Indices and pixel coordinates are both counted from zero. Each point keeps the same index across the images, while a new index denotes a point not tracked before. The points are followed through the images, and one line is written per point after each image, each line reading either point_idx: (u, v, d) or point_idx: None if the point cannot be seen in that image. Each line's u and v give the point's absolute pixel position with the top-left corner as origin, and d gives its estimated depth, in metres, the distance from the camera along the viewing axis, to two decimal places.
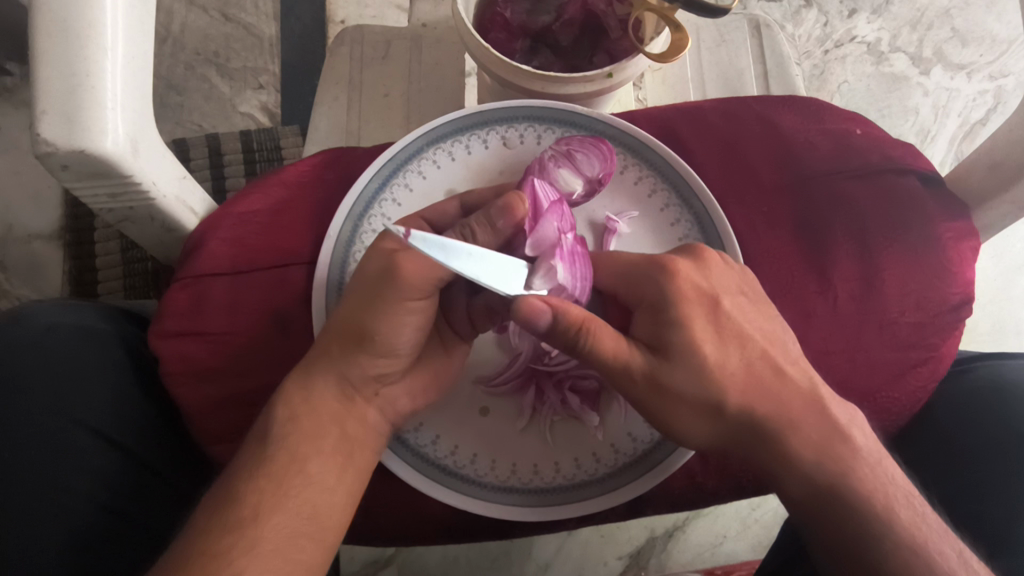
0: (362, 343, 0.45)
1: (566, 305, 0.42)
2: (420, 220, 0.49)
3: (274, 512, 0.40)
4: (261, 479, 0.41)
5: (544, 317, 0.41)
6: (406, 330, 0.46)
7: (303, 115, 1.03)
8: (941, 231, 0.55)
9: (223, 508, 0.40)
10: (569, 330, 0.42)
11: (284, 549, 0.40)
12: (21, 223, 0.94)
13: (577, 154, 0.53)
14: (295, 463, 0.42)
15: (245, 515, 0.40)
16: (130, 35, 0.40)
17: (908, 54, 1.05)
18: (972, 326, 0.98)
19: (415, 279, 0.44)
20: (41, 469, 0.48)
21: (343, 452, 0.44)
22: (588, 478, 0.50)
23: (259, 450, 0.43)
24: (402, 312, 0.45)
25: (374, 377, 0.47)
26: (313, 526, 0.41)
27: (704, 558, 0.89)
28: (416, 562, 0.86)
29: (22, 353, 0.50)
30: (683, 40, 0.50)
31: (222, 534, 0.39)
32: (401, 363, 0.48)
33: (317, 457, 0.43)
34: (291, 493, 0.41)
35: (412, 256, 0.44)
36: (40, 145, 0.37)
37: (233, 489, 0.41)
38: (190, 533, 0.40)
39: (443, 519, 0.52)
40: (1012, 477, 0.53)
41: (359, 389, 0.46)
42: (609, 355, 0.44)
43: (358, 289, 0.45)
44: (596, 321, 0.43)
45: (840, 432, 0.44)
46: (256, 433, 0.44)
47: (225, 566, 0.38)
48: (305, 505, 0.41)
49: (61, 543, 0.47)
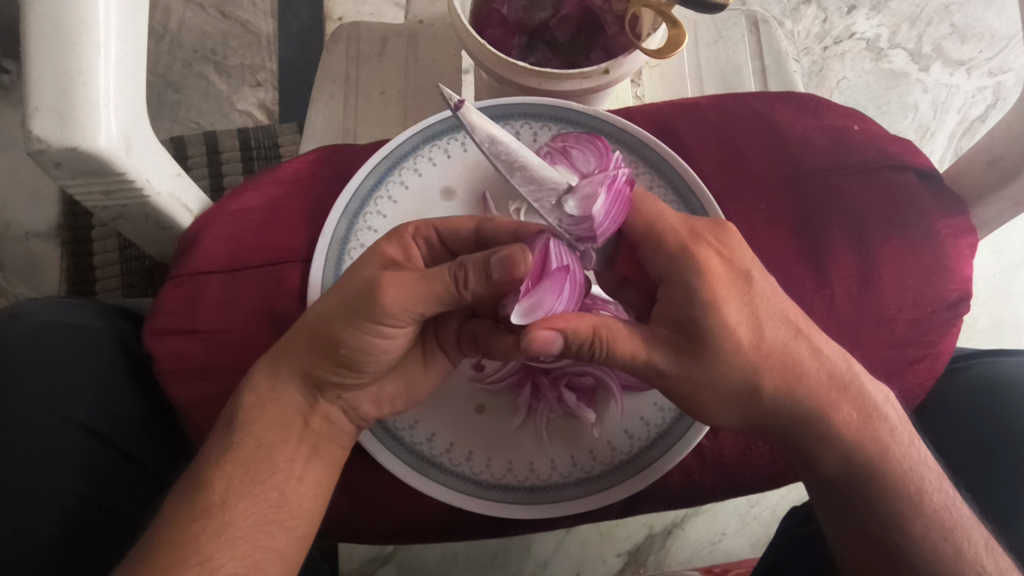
0: (329, 353, 0.44)
1: (575, 323, 0.41)
2: (431, 231, 0.47)
3: (242, 497, 0.42)
4: (229, 465, 0.42)
5: (555, 344, 0.40)
6: (376, 350, 0.44)
7: (301, 111, 1.03)
8: (940, 227, 0.55)
9: (194, 495, 0.41)
10: (581, 345, 0.42)
11: (252, 537, 0.41)
12: (19, 222, 0.94)
13: (573, 151, 0.49)
14: (262, 451, 0.44)
15: (213, 502, 0.41)
16: (124, 31, 0.40)
17: (908, 50, 1.04)
18: (971, 322, 0.98)
19: (395, 308, 0.42)
20: (33, 468, 0.48)
21: (306, 445, 0.45)
22: (585, 476, 0.50)
23: (225, 435, 0.44)
24: (378, 332, 0.43)
25: (334, 383, 0.45)
26: (281, 514, 0.43)
27: (704, 554, 0.89)
28: (415, 560, 0.86)
29: (17, 350, 0.50)
30: (679, 36, 0.49)
31: (187, 521, 0.40)
32: (368, 376, 0.46)
33: (282, 444, 0.44)
34: (259, 480, 0.43)
35: (398, 279, 0.42)
36: (32, 142, 0.37)
37: (200, 477, 0.42)
38: (162, 520, 0.41)
39: (437, 516, 0.52)
40: (1010, 472, 0.52)
41: (322, 391, 0.46)
42: (628, 356, 0.43)
43: (336, 297, 0.43)
44: (610, 327, 0.42)
45: (826, 426, 0.45)
46: (222, 419, 0.45)
47: (192, 553, 0.39)
48: (273, 493, 0.43)
49: (52, 541, 0.47)
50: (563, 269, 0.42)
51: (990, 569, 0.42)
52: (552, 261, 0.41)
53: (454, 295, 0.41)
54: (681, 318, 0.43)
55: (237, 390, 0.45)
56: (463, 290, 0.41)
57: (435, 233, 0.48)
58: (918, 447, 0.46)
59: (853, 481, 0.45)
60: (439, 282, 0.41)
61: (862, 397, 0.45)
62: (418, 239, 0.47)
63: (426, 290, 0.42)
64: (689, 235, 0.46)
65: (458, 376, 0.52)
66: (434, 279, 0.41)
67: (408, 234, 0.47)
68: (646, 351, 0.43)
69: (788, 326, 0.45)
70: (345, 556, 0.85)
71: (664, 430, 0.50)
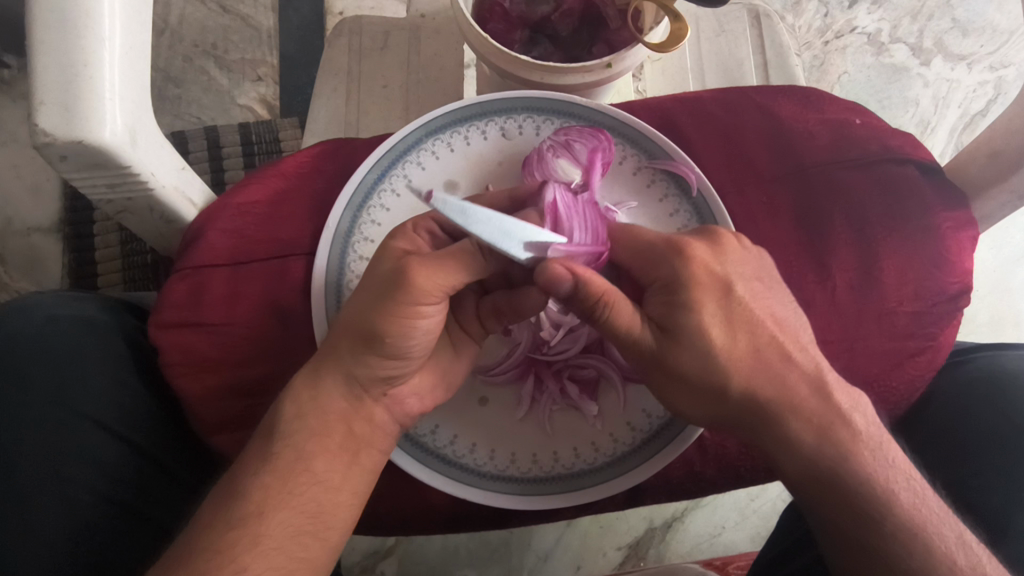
0: (369, 345, 0.44)
1: (590, 275, 0.42)
2: (432, 222, 0.47)
3: (279, 509, 0.41)
4: (268, 475, 0.41)
5: (565, 284, 0.41)
6: (418, 335, 0.44)
7: (303, 105, 1.02)
8: (940, 220, 0.56)
9: (231, 504, 0.40)
10: (589, 299, 0.43)
11: (287, 547, 0.40)
12: (20, 216, 0.94)
13: (575, 145, 0.53)
14: (301, 462, 0.42)
15: (250, 511, 0.40)
16: (128, 27, 0.40)
17: (909, 44, 1.05)
18: (971, 317, 0.98)
19: (429, 286, 0.42)
20: (44, 463, 0.48)
21: (348, 452, 0.44)
22: (587, 467, 0.51)
23: (265, 444, 0.43)
24: (414, 316, 0.43)
25: (381, 378, 0.45)
26: (317, 524, 0.42)
27: (703, 547, 0.90)
28: (416, 554, 0.87)
29: (24, 344, 0.51)
30: (683, 29, 0.49)
31: (218, 530, 0.39)
32: (413, 364, 0.46)
33: (321, 454, 0.43)
34: (296, 491, 0.41)
35: (426, 261, 0.43)
36: (38, 136, 0.37)
37: (242, 484, 0.41)
38: (195, 529, 0.40)
39: (449, 511, 0.52)
40: (1013, 465, 0.53)
41: (368, 390, 0.45)
42: (621, 329, 0.44)
43: (369, 288, 0.44)
44: (617, 295, 0.44)
45: (840, 428, 0.44)
46: (264, 426, 0.44)
47: (229, 560, 0.38)
48: (310, 504, 0.42)
49: (68, 536, 0.47)
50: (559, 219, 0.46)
51: (961, 565, 0.41)
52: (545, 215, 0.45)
53: (481, 264, 0.44)
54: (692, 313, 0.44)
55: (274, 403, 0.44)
56: (489, 256, 0.44)
57: (437, 223, 0.47)
58: None
59: None
60: (465, 255, 0.44)
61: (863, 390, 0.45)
62: (420, 231, 0.47)
63: (455, 264, 0.43)
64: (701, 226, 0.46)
65: None
66: (461, 253, 0.44)
67: (409, 229, 0.47)
68: (637, 334, 0.44)
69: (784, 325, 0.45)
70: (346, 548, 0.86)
71: (665, 422, 0.51)
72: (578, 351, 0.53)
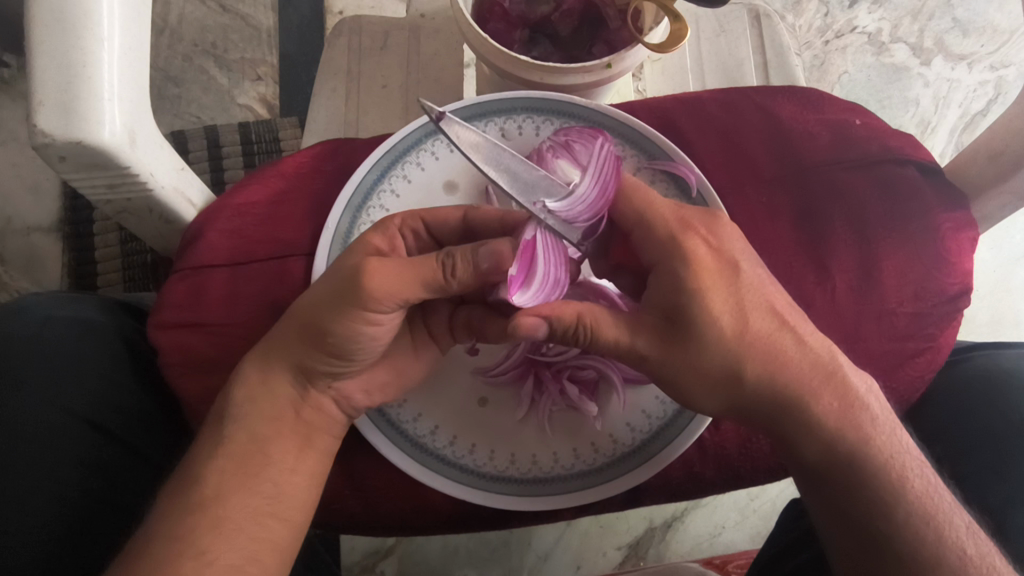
0: (315, 340, 0.44)
1: (559, 310, 0.42)
2: (418, 221, 0.47)
3: (236, 491, 0.42)
4: (223, 459, 0.42)
5: (540, 329, 0.42)
6: (363, 338, 0.43)
7: (303, 104, 1.02)
8: (940, 222, 0.55)
9: (186, 488, 0.41)
10: (566, 330, 0.43)
11: (247, 528, 0.41)
12: (20, 216, 0.94)
13: (575, 145, 0.52)
14: (255, 445, 0.43)
15: (207, 496, 0.41)
16: (128, 26, 0.39)
17: (910, 44, 1.04)
18: (971, 317, 0.98)
19: (381, 294, 0.41)
20: (39, 463, 0.47)
21: (299, 435, 0.45)
22: (586, 469, 0.51)
23: (217, 431, 0.44)
24: (364, 322, 0.42)
25: (325, 373, 0.45)
26: (276, 506, 0.43)
27: (703, 546, 0.90)
28: (416, 554, 0.86)
29: (20, 344, 0.50)
30: (682, 29, 0.49)
31: (183, 516, 0.40)
32: (358, 365, 0.46)
33: (275, 437, 0.44)
34: (253, 473, 0.43)
35: (386, 267, 0.41)
36: (37, 136, 0.37)
37: (193, 471, 0.42)
38: (158, 515, 0.41)
39: (439, 509, 0.52)
40: (1013, 464, 0.53)
41: (312, 381, 0.45)
42: (612, 342, 0.44)
43: (326, 286, 0.43)
44: (595, 314, 0.43)
45: (827, 427, 0.44)
46: (214, 412, 0.45)
47: (188, 545, 0.39)
48: (268, 485, 0.43)
49: (61, 537, 0.47)
50: (534, 262, 0.43)
51: (972, 554, 0.42)
52: (518, 253, 0.42)
53: (441, 284, 0.42)
54: (674, 306, 0.43)
55: (228, 381, 0.45)
56: (451, 279, 0.42)
57: (423, 224, 0.48)
58: (903, 437, 0.45)
59: (832, 470, 0.45)
60: (427, 268, 0.42)
61: (848, 387, 0.45)
62: (405, 230, 0.47)
63: (413, 276, 0.42)
64: (686, 218, 0.45)
65: (461, 370, 0.52)
66: (423, 265, 0.42)
67: (394, 226, 0.46)
68: (630, 339, 0.44)
69: (776, 317, 0.45)
70: (346, 548, 0.86)
71: (665, 422, 0.51)
72: (577, 352, 0.53)
